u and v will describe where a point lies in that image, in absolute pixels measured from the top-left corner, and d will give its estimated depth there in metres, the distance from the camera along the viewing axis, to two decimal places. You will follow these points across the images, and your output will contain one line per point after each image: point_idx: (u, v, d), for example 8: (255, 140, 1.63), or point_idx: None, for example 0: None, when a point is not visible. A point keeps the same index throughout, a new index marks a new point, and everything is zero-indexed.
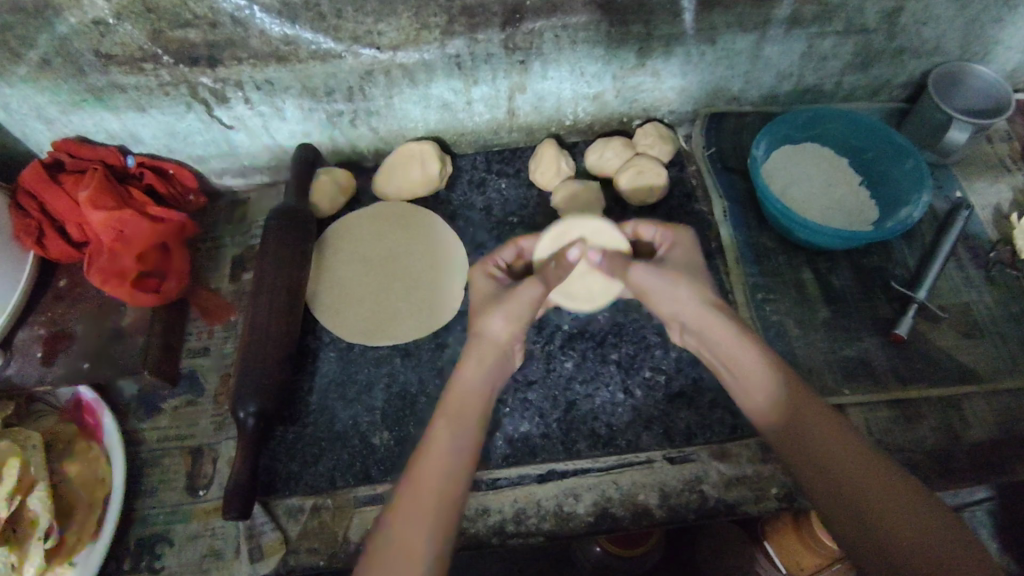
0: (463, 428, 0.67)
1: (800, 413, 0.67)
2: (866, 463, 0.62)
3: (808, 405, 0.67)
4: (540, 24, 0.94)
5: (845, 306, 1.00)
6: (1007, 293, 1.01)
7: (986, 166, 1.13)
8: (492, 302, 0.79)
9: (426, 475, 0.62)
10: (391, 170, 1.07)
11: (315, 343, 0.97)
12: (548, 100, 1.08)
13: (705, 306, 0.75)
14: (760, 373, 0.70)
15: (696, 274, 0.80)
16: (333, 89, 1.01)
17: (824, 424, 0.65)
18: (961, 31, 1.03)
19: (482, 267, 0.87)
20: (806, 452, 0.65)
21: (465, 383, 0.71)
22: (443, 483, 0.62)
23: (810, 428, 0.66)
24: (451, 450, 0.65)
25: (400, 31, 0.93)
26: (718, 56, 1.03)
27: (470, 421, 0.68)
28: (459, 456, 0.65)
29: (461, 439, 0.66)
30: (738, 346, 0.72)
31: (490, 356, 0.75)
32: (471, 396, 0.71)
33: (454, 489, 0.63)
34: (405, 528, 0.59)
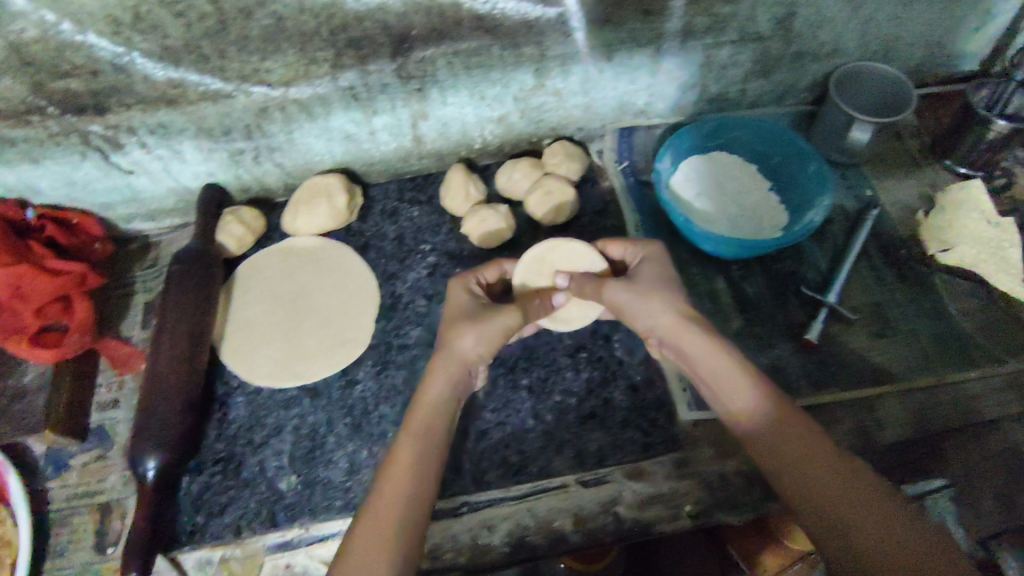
0: (424, 449, 0.70)
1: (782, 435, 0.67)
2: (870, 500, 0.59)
3: (794, 432, 0.66)
4: (430, 52, 0.94)
5: (758, 313, 1.00)
6: (918, 290, 1.01)
7: (896, 164, 1.14)
8: (468, 319, 0.81)
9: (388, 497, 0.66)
10: (298, 205, 1.05)
11: (223, 389, 0.95)
12: (452, 125, 1.07)
13: (677, 320, 0.77)
14: (730, 377, 0.72)
15: (670, 286, 0.81)
16: (230, 128, 0.99)
17: (795, 431, 0.66)
18: (856, 32, 1.04)
19: (463, 280, 0.87)
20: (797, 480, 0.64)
21: (430, 400, 0.75)
22: (400, 510, 0.65)
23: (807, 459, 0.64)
24: (414, 469, 0.68)
25: (289, 67, 0.92)
26: (617, 72, 1.03)
27: (433, 442, 0.71)
28: (423, 480, 0.68)
29: (420, 464, 0.69)
30: (711, 352, 0.74)
31: (456, 374, 0.78)
32: (437, 415, 0.74)
33: (414, 515, 0.65)
34: (361, 551, 0.61)
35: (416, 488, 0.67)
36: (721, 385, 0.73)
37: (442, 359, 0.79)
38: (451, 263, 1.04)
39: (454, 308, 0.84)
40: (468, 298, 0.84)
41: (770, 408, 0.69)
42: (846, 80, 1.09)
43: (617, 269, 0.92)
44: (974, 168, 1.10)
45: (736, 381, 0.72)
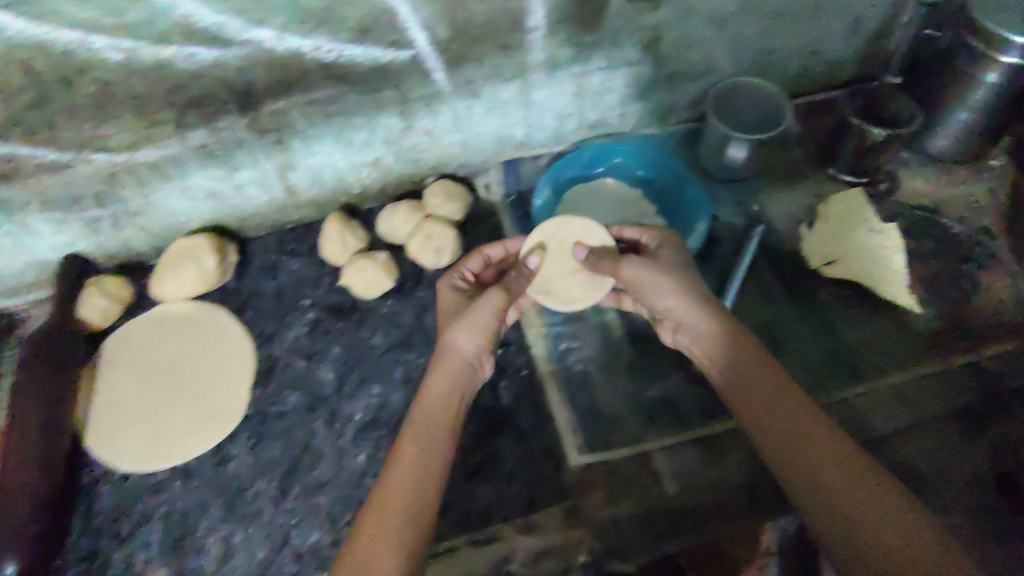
0: (425, 440, 0.74)
1: (741, 366, 0.73)
2: (827, 431, 0.66)
3: (768, 379, 0.71)
4: (282, 104, 0.89)
5: (648, 343, 0.99)
6: (806, 305, 1.00)
7: (784, 175, 1.13)
8: (458, 317, 0.81)
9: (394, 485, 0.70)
10: (164, 270, 0.99)
11: (89, 478, 0.89)
12: (324, 173, 1.03)
13: (689, 295, 0.77)
14: (701, 328, 0.77)
15: (686, 269, 0.80)
16: (79, 198, 0.93)
17: (766, 379, 0.71)
18: (726, 50, 1.03)
19: (450, 279, 0.88)
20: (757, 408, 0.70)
21: (433, 394, 0.78)
22: (401, 499, 0.68)
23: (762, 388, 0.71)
24: (417, 459, 0.72)
25: (130, 131, 0.87)
26: (488, 107, 1.00)
27: (431, 429, 0.75)
28: (426, 469, 0.71)
29: (422, 455, 0.72)
30: (684, 305, 0.77)
31: (456, 372, 0.80)
32: (439, 405, 0.77)
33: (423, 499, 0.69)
34: (370, 541, 0.66)
35: (418, 475, 0.71)
36: (697, 338, 0.78)
37: (443, 360, 0.80)
38: (331, 318, 1.00)
39: (449, 307, 0.85)
40: (461, 297, 0.85)
41: (736, 358, 0.74)
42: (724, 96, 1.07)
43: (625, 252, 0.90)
44: (856, 175, 1.09)
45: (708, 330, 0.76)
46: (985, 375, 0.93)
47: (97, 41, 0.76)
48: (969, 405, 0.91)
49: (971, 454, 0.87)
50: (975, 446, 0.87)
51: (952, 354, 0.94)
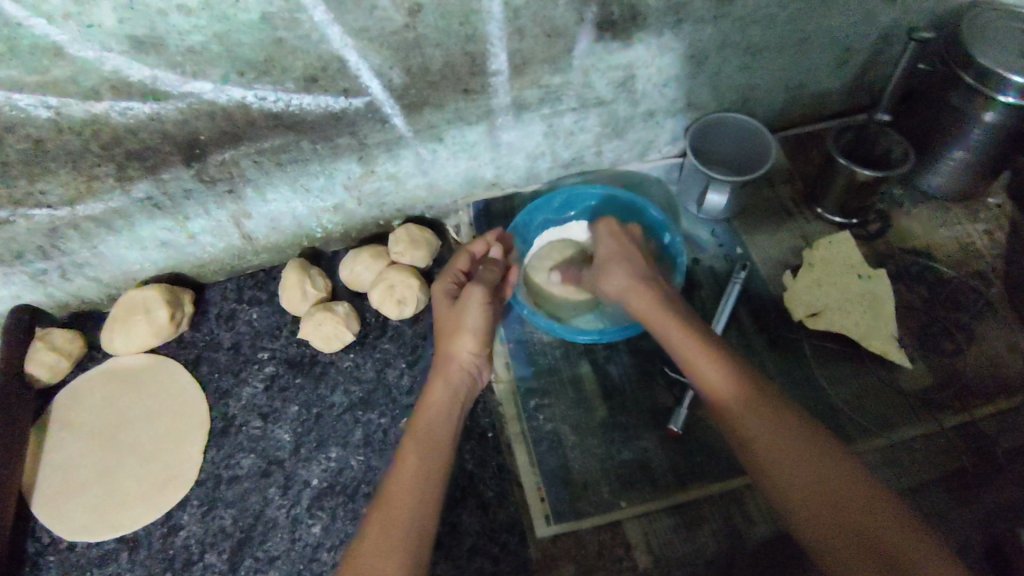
0: (430, 449, 0.72)
1: (760, 416, 0.67)
2: (839, 471, 0.61)
3: (772, 414, 0.67)
4: (229, 154, 0.85)
5: (623, 399, 0.93)
6: (790, 358, 0.94)
7: (769, 214, 1.07)
8: (450, 325, 0.83)
9: (398, 495, 0.66)
10: (114, 323, 0.95)
11: (33, 548, 0.85)
12: (282, 220, 0.98)
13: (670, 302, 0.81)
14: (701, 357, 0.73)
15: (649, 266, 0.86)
16: (21, 251, 0.89)
17: (765, 414, 0.67)
18: (706, 86, 0.98)
19: (441, 286, 0.88)
20: (789, 473, 0.63)
21: (433, 406, 0.77)
22: (412, 513, 0.65)
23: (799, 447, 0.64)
24: (419, 470, 0.69)
25: (67, 186, 0.82)
26: (453, 150, 0.95)
27: (440, 440, 0.73)
28: (431, 480, 0.69)
29: (429, 465, 0.70)
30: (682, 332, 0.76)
31: (455, 380, 0.80)
32: (441, 421, 0.76)
33: (426, 511, 0.66)
34: (373, 560, 0.61)
35: (425, 489, 0.68)
36: (692, 362, 0.74)
37: (443, 366, 0.81)
38: (290, 373, 0.95)
39: (441, 309, 0.86)
40: (449, 301, 0.86)
41: (736, 390, 0.70)
42: (706, 127, 1.01)
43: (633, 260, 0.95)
44: (848, 217, 1.04)
45: (709, 368, 0.72)
46: (978, 438, 0.87)
47: (20, 99, 0.71)
48: (962, 472, 0.85)
49: (963, 526, 0.81)
50: (969, 517, 0.82)
51: (943, 415, 0.89)
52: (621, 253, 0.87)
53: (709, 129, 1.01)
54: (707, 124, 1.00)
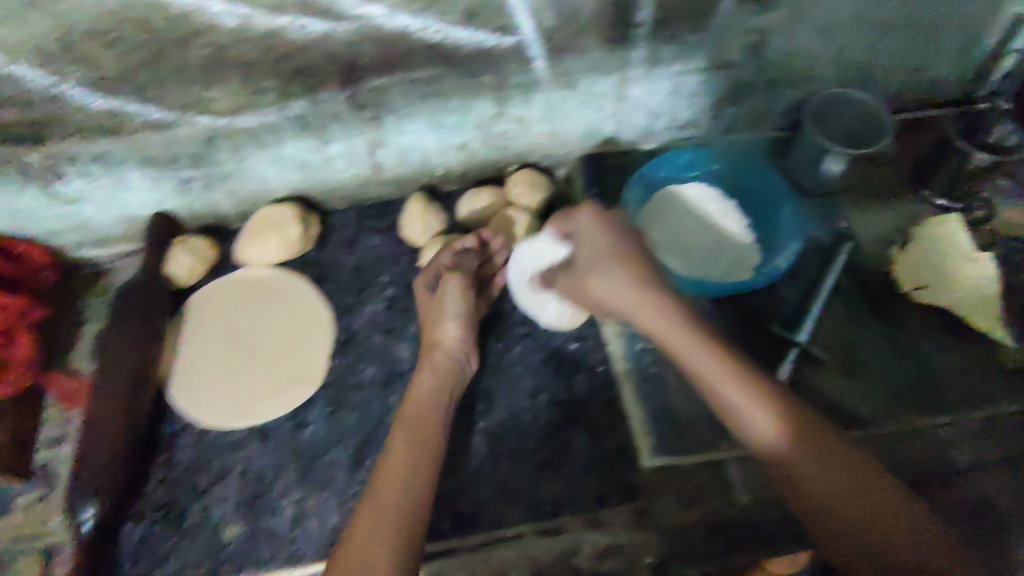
0: (413, 440, 0.78)
1: (820, 462, 0.63)
2: (858, 507, 0.61)
3: (810, 450, 0.63)
4: (383, 81, 0.90)
5: (726, 352, 0.97)
6: (891, 329, 0.98)
7: (875, 194, 1.09)
8: (446, 314, 0.91)
9: (385, 485, 0.73)
10: (248, 235, 1.01)
11: (169, 430, 0.92)
12: (412, 152, 1.03)
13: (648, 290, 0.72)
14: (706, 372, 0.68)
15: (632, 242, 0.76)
16: (176, 157, 0.95)
17: (777, 449, 0.64)
18: (829, 60, 1.01)
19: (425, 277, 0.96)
20: (821, 505, 0.61)
21: (419, 398, 0.84)
22: (404, 495, 0.72)
23: (843, 486, 0.61)
24: (406, 460, 0.75)
25: (234, 96, 0.88)
26: (582, 99, 0.99)
27: (424, 430, 0.79)
28: (417, 471, 0.75)
29: (416, 452, 0.77)
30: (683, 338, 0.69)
31: (439, 366, 0.87)
32: (430, 414, 0.81)
33: (411, 497, 0.72)
34: (364, 539, 0.68)
35: (414, 479, 0.74)
36: (707, 383, 0.68)
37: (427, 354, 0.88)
38: (408, 297, 1.01)
39: (423, 303, 0.94)
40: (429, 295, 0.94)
41: (767, 418, 0.65)
42: (825, 102, 1.04)
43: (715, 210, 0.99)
44: (953, 201, 1.05)
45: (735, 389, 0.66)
46: None
47: (213, 5, 0.77)
48: (954, 447, 0.90)
49: (952, 507, 0.85)
50: (958, 505, 0.85)
51: None
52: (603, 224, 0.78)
53: (826, 106, 1.05)
54: (825, 100, 1.03)
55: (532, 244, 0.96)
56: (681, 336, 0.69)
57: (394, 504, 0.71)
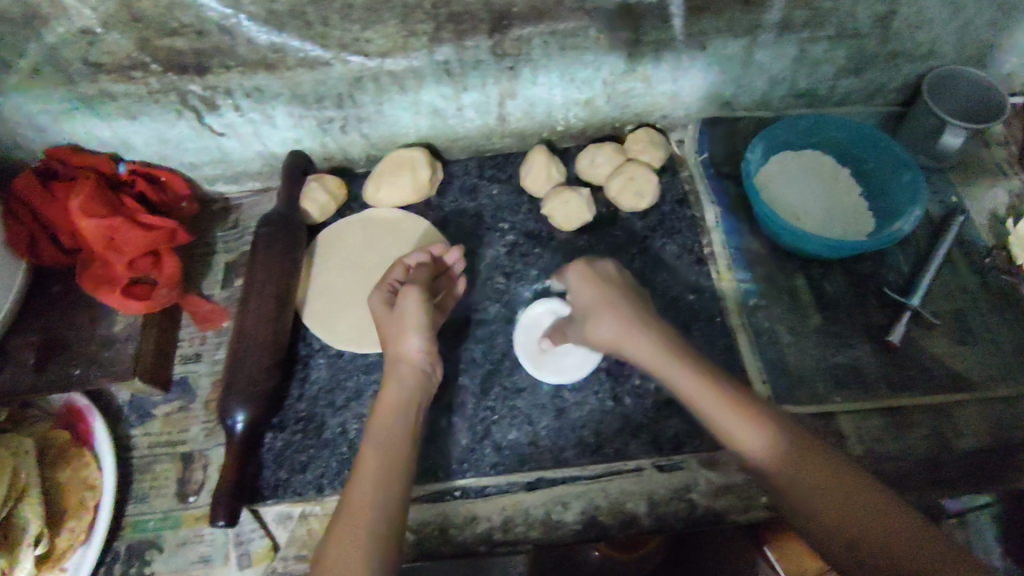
0: (388, 459, 0.73)
1: (808, 474, 0.66)
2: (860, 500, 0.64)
3: (802, 455, 0.67)
4: (528, 31, 0.94)
5: (836, 312, 1.00)
6: (1001, 300, 0.99)
7: (984, 171, 1.12)
8: (393, 326, 0.82)
9: (353, 509, 0.68)
10: (382, 176, 1.07)
11: (305, 350, 0.98)
12: (539, 105, 1.08)
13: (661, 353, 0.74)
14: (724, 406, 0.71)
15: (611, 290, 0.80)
16: (323, 96, 1.01)
17: (815, 463, 0.66)
18: (955, 36, 1.02)
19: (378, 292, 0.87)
20: (827, 501, 0.64)
21: (385, 410, 0.77)
22: (362, 520, 0.67)
23: (846, 481, 0.65)
24: (376, 481, 0.70)
25: (388, 38, 0.93)
26: (709, 61, 1.02)
27: (393, 446, 0.74)
28: (382, 495, 0.69)
29: (382, 474, 0.71)
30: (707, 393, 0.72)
31: (409, 379, 0.80)
32: (394, 428, 0.76)
33: (376, 524, 0.67)
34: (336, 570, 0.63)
35: (373, 503, 0.68)
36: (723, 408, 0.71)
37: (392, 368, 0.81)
38: (528, 243, 1.05)
39: (379, 317, 0.85)
40: (384, 306, 0.86)
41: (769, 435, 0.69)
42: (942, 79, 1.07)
43: (810, 194, 1.05)
44: None
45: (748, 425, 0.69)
46: None
47: None
48: None
49: None
50: None
51: None
52: (595, 300, 0.79)
53: (943, 83, 1.07)
54: (943, 75, 1.07)
55: (586, 268, 0.83)
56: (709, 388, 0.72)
57: (359, 516, 0.67)
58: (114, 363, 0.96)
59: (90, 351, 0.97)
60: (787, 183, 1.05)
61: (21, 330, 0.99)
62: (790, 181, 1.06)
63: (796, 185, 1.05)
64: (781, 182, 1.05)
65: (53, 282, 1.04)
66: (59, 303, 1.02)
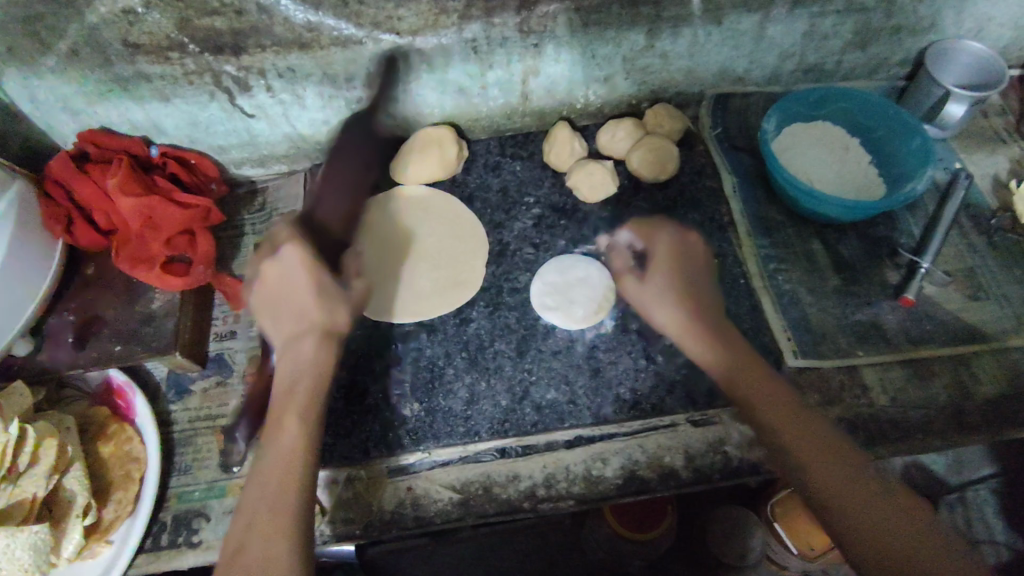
0: (301, 427, 0.75)
1: (764, 397, 0.79)
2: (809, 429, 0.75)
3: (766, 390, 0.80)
4: (553, 8, 0.98)
5: (854, 273, 1.03)
6: (1008, 258, 1.04)
7: (984, 140, 1.17)
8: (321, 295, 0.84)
9: (270, 478, 0.71)
10: (410, 153, 1.10)
11: None
12: (560, 83, 1.11)
13: (686, 319, 0.87)
14: (709, 342, 0.86)
15: (687, 280, 0.90)
16: (353, 76, 1.04)
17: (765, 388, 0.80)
18: (954, 9, 1.08)
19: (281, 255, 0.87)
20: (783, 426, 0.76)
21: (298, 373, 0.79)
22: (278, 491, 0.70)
23: (793, 416, 0.77)
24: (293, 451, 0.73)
25: (419, 16, 0.96)
26: (724, 36, 1.06)
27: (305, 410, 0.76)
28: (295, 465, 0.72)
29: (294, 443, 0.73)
30: (702, 327, 0.87)
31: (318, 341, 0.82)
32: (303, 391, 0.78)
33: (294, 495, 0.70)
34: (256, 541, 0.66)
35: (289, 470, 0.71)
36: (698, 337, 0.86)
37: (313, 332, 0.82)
38: (555, 215, 1.08)
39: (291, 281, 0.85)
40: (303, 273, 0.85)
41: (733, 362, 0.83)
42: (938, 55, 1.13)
43: (822, 159, 1.09)
44: None
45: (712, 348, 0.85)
46: None
47: None
48: None
49: None
50: None
51: None
52: (673, 285, 0.90)
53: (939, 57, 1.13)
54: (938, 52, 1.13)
55: (676, 250, 0.93)
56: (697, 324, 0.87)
57: (272, 486, 0.70)
58: (157, 340, 0.97)
59: (130, 327, 0.98)
60: (803, 150, 1.10)
61: (59, 311, 1.01)
62: (804, 148, 1.10)
63: (812, 150, 1.10)
64: (797, 149, 1.10)
65: (87, 261, 1.06)
66: (94, 285, 1.03)
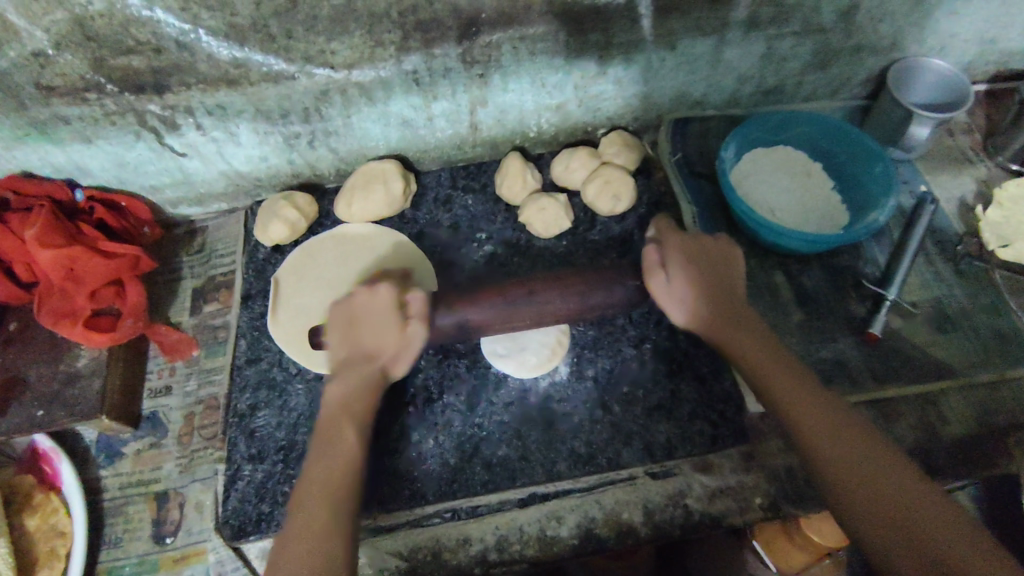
0: (343, 427, 0.76)
1: (775, 371, 0.75)
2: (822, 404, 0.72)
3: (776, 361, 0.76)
4: (497, 37, 0.92)
5: (818, 307, 1.00)
6: (975, 287, 1.01)
7: (950, 161, 1.14)
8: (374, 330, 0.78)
9: (318, 476, 0.72)
10: (354, 191, 1.05)
11: (282, 375, 0.95)
12: (510, 112, 1.06)
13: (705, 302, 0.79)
14: (712, 314, 0.79)
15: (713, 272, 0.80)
16: (288, 112, 0.98)
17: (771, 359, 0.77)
18: (916, 27, 1.04)
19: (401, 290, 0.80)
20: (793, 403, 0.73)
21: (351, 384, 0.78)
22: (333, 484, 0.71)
23: (805, 395, 0.73)
24: (345, 452, 0.74)
25: (354, 49, 0.90)
26: (679, 61, 1.02)
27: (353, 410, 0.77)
28: (343, 465, 0.73)
29: (344, 447, 0.74)
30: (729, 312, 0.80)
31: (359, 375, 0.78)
32: (363, 391, 0.78)
33: (346, 493, 0.71)
34: (308, 544, 0.66)
35: (338, 469, 0.72)
36: (719, 319, 0.79)
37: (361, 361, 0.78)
38: (508, 253, 1.03)
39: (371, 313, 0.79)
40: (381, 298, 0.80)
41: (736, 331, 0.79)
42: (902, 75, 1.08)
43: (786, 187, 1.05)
44: None
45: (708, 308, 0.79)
46: None
47: None
48: None
49: None
50: None
51: None
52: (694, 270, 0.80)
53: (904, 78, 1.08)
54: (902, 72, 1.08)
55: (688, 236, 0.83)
56: (721, 311, 0.80)
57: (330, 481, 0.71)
58: (82, 402, 0.92)
59: (53, 390, 0.92)
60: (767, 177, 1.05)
61: None
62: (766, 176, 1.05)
63: (778, 178, 1.05)
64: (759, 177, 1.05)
65: (9, 317, 0.98)
66: (16, 341, 0.96)
